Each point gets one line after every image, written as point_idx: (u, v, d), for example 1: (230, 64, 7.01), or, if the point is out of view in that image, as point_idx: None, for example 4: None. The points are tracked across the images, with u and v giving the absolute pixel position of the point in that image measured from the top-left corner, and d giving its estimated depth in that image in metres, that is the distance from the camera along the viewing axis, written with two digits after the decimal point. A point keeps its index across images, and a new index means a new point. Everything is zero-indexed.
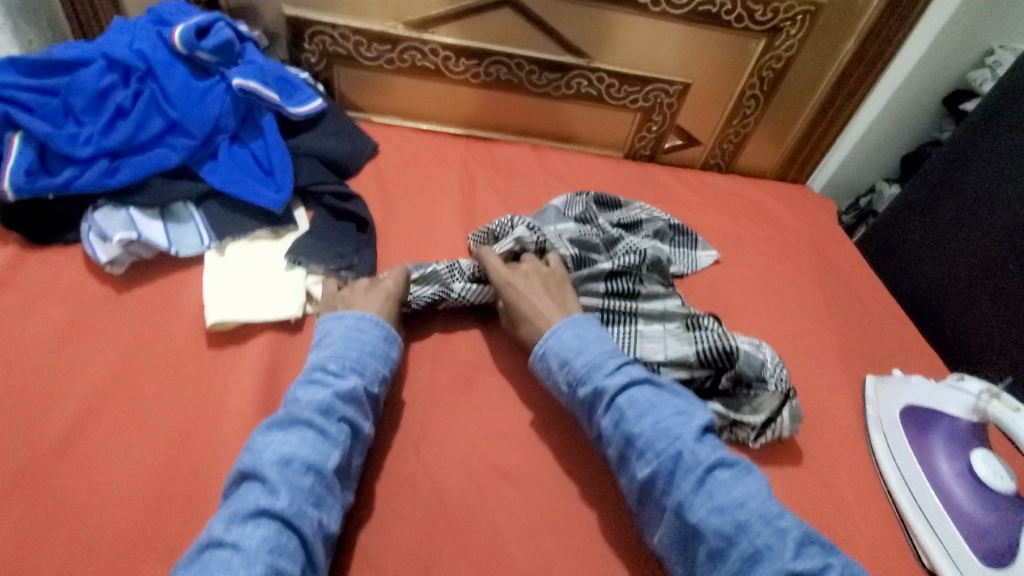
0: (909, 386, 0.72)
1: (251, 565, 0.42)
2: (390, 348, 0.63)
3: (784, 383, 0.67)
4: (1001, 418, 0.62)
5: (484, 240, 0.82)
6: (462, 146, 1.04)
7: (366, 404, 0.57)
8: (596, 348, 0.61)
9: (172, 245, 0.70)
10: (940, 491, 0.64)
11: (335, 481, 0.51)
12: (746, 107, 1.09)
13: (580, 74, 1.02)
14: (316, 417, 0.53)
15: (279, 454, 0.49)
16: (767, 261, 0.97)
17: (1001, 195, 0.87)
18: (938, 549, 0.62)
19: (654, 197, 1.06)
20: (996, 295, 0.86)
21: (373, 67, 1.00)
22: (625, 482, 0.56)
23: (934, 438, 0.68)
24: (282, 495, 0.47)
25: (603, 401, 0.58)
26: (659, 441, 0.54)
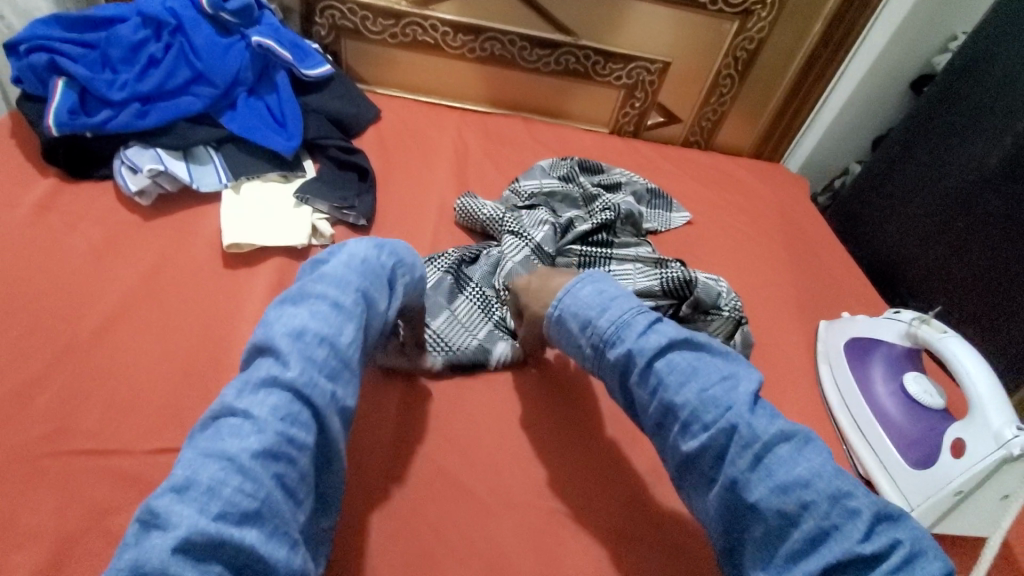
0: (853, 323, 0.78)
1: (263, 432, 0.38)
2: (405, 240, 0.60)
3: (737, 311, 0.75)
4: (930, 339, 0.68)
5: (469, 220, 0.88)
6: (458, 116, 1.13)
7: (378, 283, 0.53)
8: (621, 306, 0.57)
9: (193, 180, 0.78)
10: (875, 409, 0.70)
11: (350, 355, 0.47)
12: (723, 86, 1.18)
13: (568, 51, 1.11)
14: (329, 291, 0.48)
15: (290, 325, 0.45)
16: (737, 224, 1.05)
17: (952, 163, 0.95)
18: (872, 459, 0.68)
19: (635, 167, 1.14)
20: (945, 253, 0.96)
21: (377, 40, 1.10)
22: (665, 447, 0.53)
23: (873, 365, 0.74)
24: (294, 364, 0.42)
25: (639, 362, 0.53)
26: (709, 411, 0.49)
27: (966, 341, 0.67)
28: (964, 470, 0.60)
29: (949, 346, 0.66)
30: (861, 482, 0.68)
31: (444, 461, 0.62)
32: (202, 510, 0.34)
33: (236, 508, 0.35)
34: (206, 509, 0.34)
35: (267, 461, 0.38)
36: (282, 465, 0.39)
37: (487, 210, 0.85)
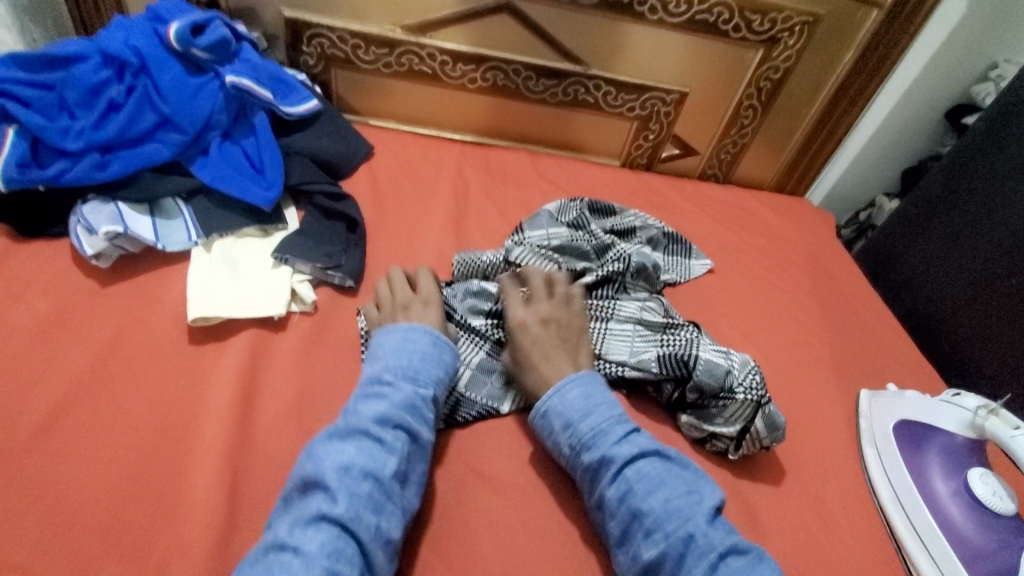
0: (903, 401, 0.69)
1: (311, 568, 0.43)
2: (443, 352, 0.62)
3: (754, 391, 0.64)
4: (1000, 435, 0.58)
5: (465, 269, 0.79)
6: (457, 150, 1.04)
7: (423, 411, 0.56)
8: (603, 413, 0.58)
9: (159, 240, 0.70)
10: (933, 508, 0.60)
11: (394, 486, 0.50)
12: (744, 117, 1.09)
13: (577, 81, 1.03)
14: (373, 425, 0.53)
15: (338, 461, 0.49)
16: (761, 273, 0.96)
17: (1003, 208, 0.86)
18: (933, 571, 0.58)
19: (649, 206, 1.05)
20: (994, 308, 0.84)
21: (370, 70, 1.01)
22: (624, 561, 0.53)
23: (930, 454, 0.64)
24: (341, 501, 0.47)
25: (610, 470, 0.55)
26: (670, 522, 0.51)
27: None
28: None
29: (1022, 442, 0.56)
30: None
31: None
32: None
33: None
34: None
35: None
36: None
37: (487, 257, 0.79)
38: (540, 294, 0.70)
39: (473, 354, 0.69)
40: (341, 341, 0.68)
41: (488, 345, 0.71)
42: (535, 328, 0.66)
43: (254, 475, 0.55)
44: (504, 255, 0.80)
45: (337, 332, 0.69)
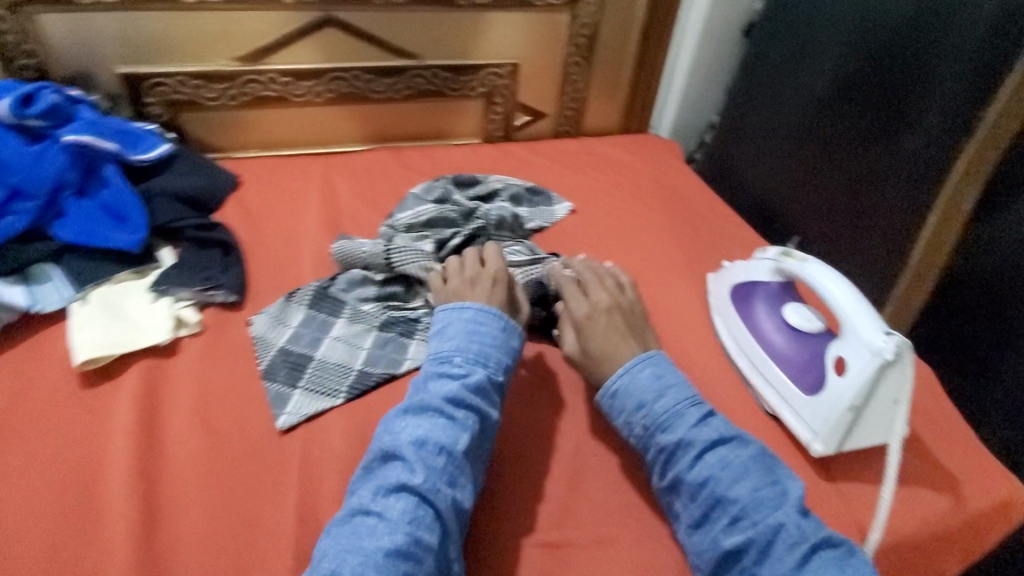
0: (732, 269, 0.82)
1: (394, 532, 0.51)
2: (510, 339, 0.67)
3: (603, 291, 0.76)
4: (795, 269, 0.71)
5: (343, 254, 0.82)
6: (323, 161, 1.10)
7: (490, 395, 0.63)
8: (676, 395, 0.64)
9: (33, 302, 0.72)
10: (763, 344, 0.73)
11: (465, 462, 0.58)
12: (574, 73, 1.21)
13: (416, 74, 1.11)
14: (446, 405, 0.60)
15: (413, 436, 0.58)
16: (617, 203, 1.08)
17: (790, 92, 1.01)
18: (773, 394, 0.71)
19: (510, 170, 1.15)
20: (805, 177, 0.99)
21: (219, 106, 1.06)
22: (701, 541, 0.57)
23: (759, 304, 0.76)
24: (418, 473, 0.55)
25: (690, 452, 0.60)
26: (757, 511, 0.56)
27: (825, 264, 0.69)
28: (850, 387, 0.63)
29: (809, 269, 0.69)
30: (771, 419, 0.71)
31: None
32: None
33: None
34: None
35: (399, 560, 0.50)
36: (411, 562, 0.50)
37: (367, 249, 0.82)
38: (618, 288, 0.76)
39: (366, 335, 0.75)
40: (234, 349, 0.73)
41: (380, 324, 0.77)
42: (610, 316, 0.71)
43: (173, 479, 0.60)
44: (382, 245, 0.82)
45: (230, 342, 0.74)
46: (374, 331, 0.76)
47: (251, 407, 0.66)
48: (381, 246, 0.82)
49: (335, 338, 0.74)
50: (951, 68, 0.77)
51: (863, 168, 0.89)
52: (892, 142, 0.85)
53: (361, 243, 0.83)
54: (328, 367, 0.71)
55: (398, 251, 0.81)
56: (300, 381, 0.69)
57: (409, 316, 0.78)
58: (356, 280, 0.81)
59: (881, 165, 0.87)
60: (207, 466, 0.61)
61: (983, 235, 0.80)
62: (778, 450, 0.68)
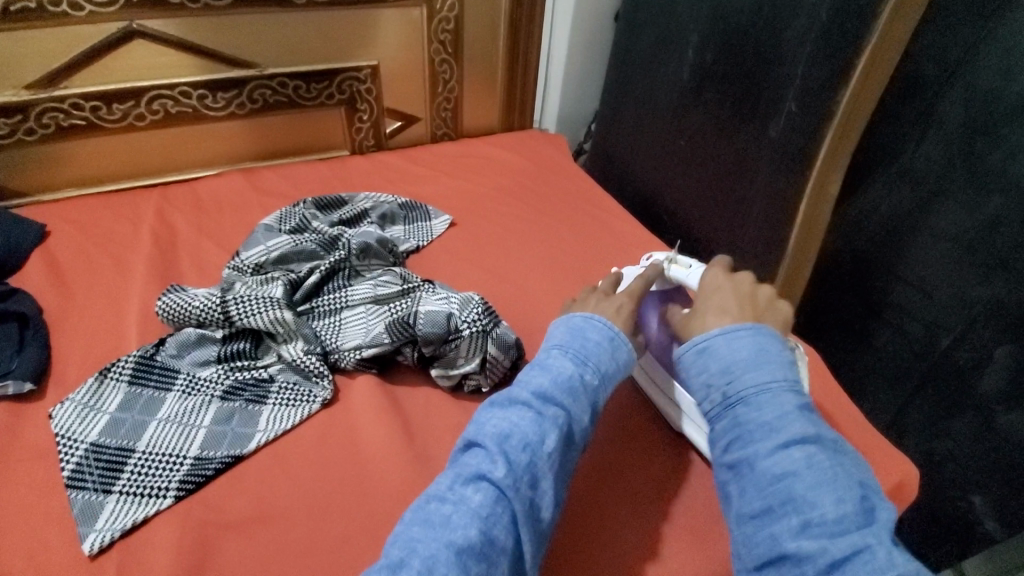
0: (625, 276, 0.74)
1: (466, 527, 0.45)
2: (616, 350, 0.59)
3: (478, 322, 0.67)
4: (682, 276, 0.67)
5: (171, 311, 0.70)
6: (157, 194, 0.95)
7: (583, 397, 0.55)
8: (773, 372, 0.51)
9: None
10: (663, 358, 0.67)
11: (552, 466, 0.50)
12: (443, 71, 1.11)
13: (259, 85, 0.97)
14: (534, 398, 0.54)
15: (498, 429, 0.52)
16: (501, 209, 1.01)
17: (659, 79, 0.98)
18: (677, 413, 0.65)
19: (383, 184, 1.05)
20: (684, 166, 0.96)
21: (13, 143, 0.88)
22: (754, 535, 0.46)
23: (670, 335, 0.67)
24: (500, 466, 0.49)
25: (775, 437, 0.48)
26: (845, 524, 0.43)
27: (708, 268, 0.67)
28: None
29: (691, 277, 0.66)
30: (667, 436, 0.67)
31: None
32: None
33: None
34: None
35: (467, 558, 0.44)
36: (483, 566, 0.44)
37: (198, 303, 0.69)
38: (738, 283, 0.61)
39: (205, 410, 0.63)
40: (29, 452, 0.59)
41: (221, 392, 0.65)
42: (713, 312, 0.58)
43: None
44: (217, 295, 0.70)
45: (25, 443, 0.60)
46: (214, 404, 0.64)
47: (52, 527, 0.54)
48: (214, 299, 0.70)
49: (164, 419, 0.62)
50: (801, 49, 0.74)
51: (731, 154, 0.87)
52: (753, 126, 0.83)
53: (194, 295, 0.71)
54: (154, 460, 0.58)
55: (236, 303, 0.69)
56: (116, 484, 0.56)
57: (258, 378, 0.67)
58: (189, 341, 0.69)
59: (746, 150, 0.85)
60: None
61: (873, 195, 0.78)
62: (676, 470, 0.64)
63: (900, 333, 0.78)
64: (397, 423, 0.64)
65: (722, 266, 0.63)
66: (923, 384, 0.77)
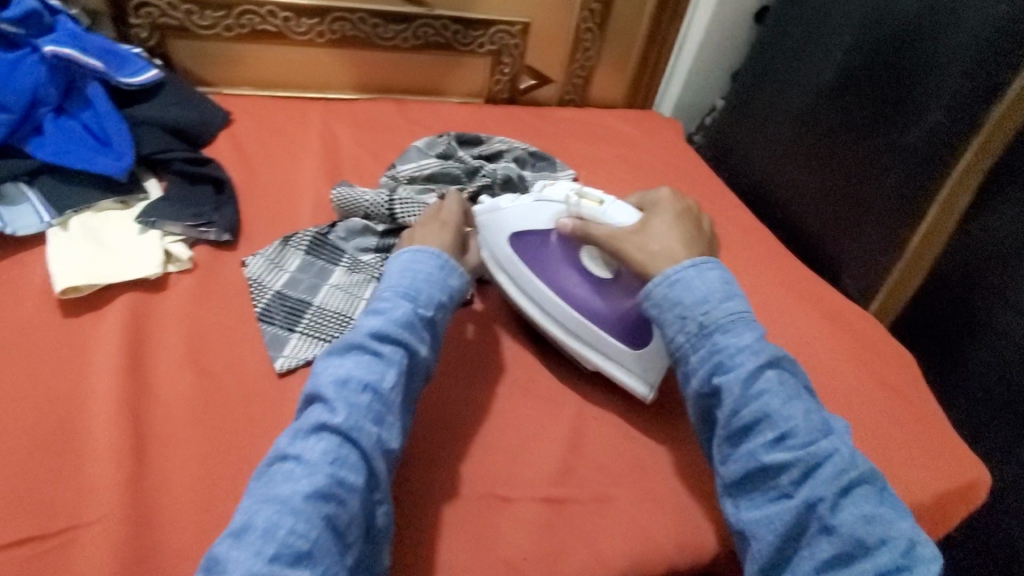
0: (505, 215, 0.69)
1: (313, 475, 0.46)
2: (449, 277, 0.62)
3: None
4: (593, 212, 0.66)
5: (343, 202, 0.79)
6: (321, 107, 1.05)
7: (420, 330, 0.58)
8: (739, 305, 0.58)
9: (6, 225, 0.67)
10: (567, 301, 0.68)
11: (392, 399, 0.53)
12: (585, 40, 1.18)
13: (424, 23, 1.06)
14: (370, 340, 0.55)
15: (336, 376, 0.53)
16: (619, 175, 1.08)
17: (795, 78, 1.01)
18: (594, 353, 0.68)
19: (514, 133, 1.13)
20: (805, 164, 0.99)
21: (212, 36, 0.99)
22: (735, 452, 0.54)
23: (542, 252, 0.70)
24: (339, 411, 0.50)
25: (750, 365, 0.54)
26: (808, 434, 0.53)
27: (619, 202, 0.67)
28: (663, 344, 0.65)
29: (611, 212, 0.66)
30: None
31: None
32: (258, 552, 0.42)
33: (289, 548, 0.43)
34: (262, 547, 0.43)
35: (317, 502, 0.45)
36: (332, 505, 0.46)
37: (368, 198, 0.79)
38: (677, 210, 0.68)
39: (366, 285, 0.73)
40: (228, 290, 0.70)
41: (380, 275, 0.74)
42: (663, 238, 0.64)
43: (158, 416, 0.57)
44: (385, 194, 0.79)
45: (223, 282, 0.71)
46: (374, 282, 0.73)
47: (247, 350, 0.64)
48: (382, 198, 0.79)
49: (334, 286, 0.72)
50: (953, 62, 0.78)
51: (859, 156, 0.90)
52: (888, 131, 0.86)
53: (363, 189, 0.80)
54: (327, 314, 0.68)
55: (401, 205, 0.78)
56: (298, 325, 0.67)
57: None
58: (354, 228, 0.78)
59: (877, 153, 0.88)
60: (198, 405, 0.59)
61: (979, 221, 0.83)
62: None
63: (994, 353, 0.83)
64: (524, 333, 0.73)
65: (670, 190, 0.69)
66: (1009, 406, 0.83)
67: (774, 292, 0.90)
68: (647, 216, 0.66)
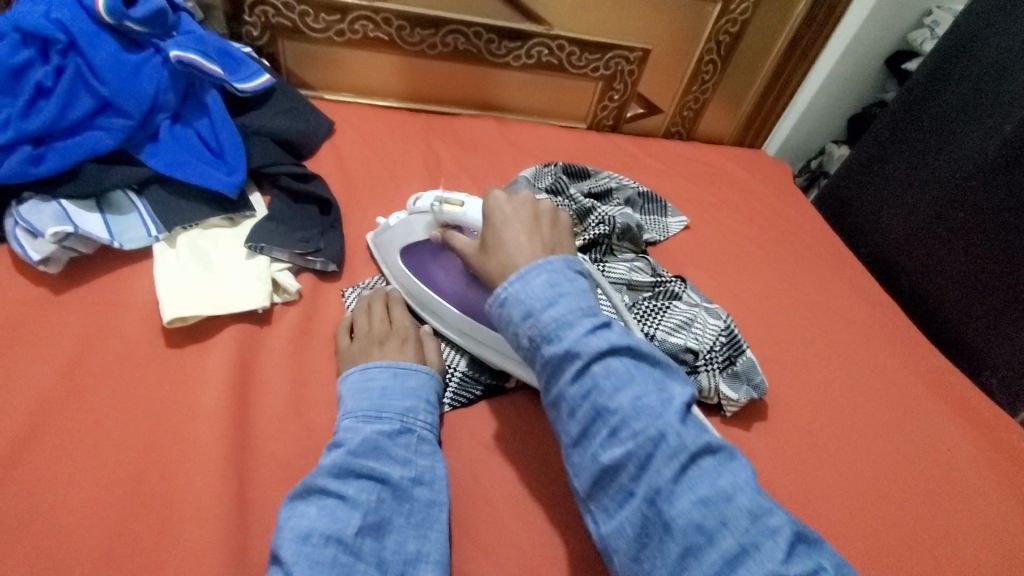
0: (390, 231, 0.69)
1: None
2: (405, 380, 0.57)
3: (730, 348, 0.68)
4: (455, 216, 0.62)
5: None
6: (422, 121, 1.00)
7: (386, 453, 0.51)
8: (570, 302, 0.46)
9: (114, 238, 0.63)
10: (451, 301, 0.67)
11: (363, 544, 0.45)
12: (704, 72, 1.10)
13: (540, 42, 0.99)
14: (331, 480, 0.48)
15: (296, 529, 0.45)
16: (731, 223, 1.00)
17: (949, 142, 0.90)
18: (490, 353, 0.65)
19: (619, 165, 1.05)
20: (944, 240, 0.89)
21: (322, 39, 0.94)
22: (578, 459, 0.45)
23: (431, 262, 0.69)
24: (298, 574, 0.42)
25: (576, 365, 0.45)
26: (638, 421, 0.43)
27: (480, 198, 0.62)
28: None
29: (470, 211, 0.61)
30: (896, 508, 0.67)
31: (470, 562, 0.53)
32: None
33: None
34: None
35: None
36: None
37: None
38: (516, 210, 0.57)
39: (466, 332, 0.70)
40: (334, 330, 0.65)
41: None
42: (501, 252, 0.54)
43: (262, 475, 0.53)
44: None
45: (328, 320, 0.66)
46: None
47: None
48: None
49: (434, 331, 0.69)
50: None
51: (1004, 241, 0.81)
52: None
53: None
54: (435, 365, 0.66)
55: None
56: None
57: None
58: None
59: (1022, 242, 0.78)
60: (301, 465, 0.54)
61: None
62: (899, 542, 0.64)
63: None
64: None
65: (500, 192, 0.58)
66: None
67: (910, 382, 0.80)
68: (483, 224, 0.57)
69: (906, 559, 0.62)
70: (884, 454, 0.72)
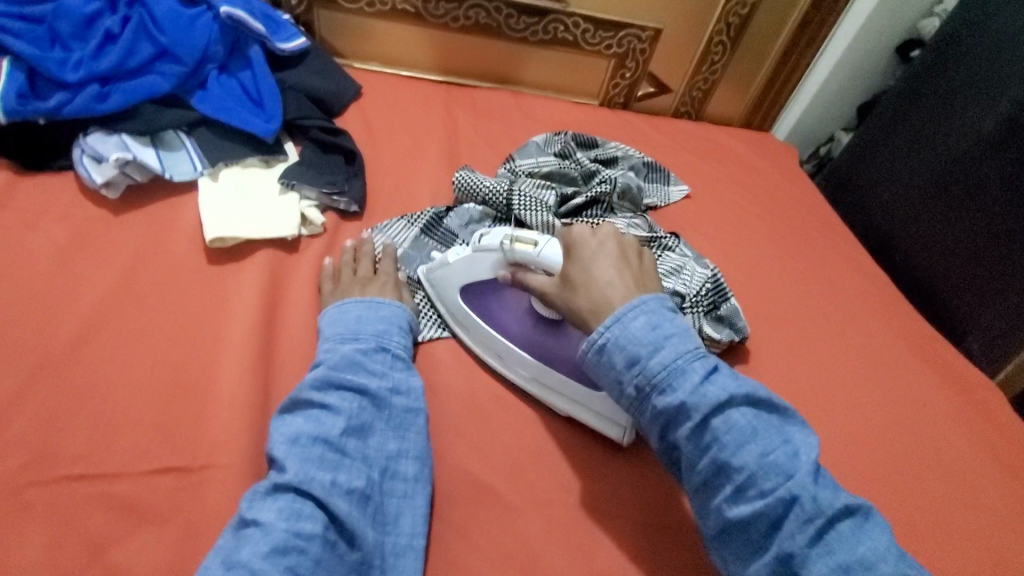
0: (453, 269, 0.67)
1: (271, 534, 0.43)
2: (377, 309, 0.63)
3: (715, 295, 0.74)
4: (530, 255, 0.60)
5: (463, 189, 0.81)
6: (443, 90, 1.07)
7: (364, 368, 0.56)
8: (677, 347, 0.50)
9: (166, 169, 0.72)
10: (522, 346, 0.66)
11: (347, 442, 0.51)
12: (714, 53, 1.15)
13: (556, 19, 1.05)
14: (314, 393, 0.53)
15: (286, 433, 0.50)
16: (732, 195, 1.05)
17: (949, 126, 0.93)
18: (565, 400, 0.64)
19: (628, 139, 1.11)
20: (940, 218, 0.93)
21: (354, 10, 1.02)
22: (705, 509, 0.48)
23: (494, 303, 0.69)
24: (290, 466, 0.48)
25: (693, 418, 0.47)
26: (766, 477, 0.46)
27: (553, 236, 0.61)
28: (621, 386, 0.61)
29: (547, 251, 0.59)
30: (863, 450, 0.72)
31: (464, 459, 0.59)
32: None
33: None
34: None
35: (278, 558, 0.42)
36: (292, 558, 0.43)
37: (489, 184, 0.80)
38: (602, 243, 0.58)
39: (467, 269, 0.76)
40: None
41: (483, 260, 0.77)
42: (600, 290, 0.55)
43: (286, 372, 0.61)
44: (505, 184, 0.80)
45: None
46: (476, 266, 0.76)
47: None
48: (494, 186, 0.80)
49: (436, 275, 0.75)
50: None
51: (999, 221, 0.84)
52: None
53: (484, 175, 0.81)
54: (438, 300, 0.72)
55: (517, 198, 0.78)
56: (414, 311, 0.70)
57: None
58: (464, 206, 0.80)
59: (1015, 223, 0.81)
60: None
61: None
62: (864, 477, 0.69)
63: None
64: None
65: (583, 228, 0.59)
66: None
67: (891, 344, 0.85)
68: (567, 259, 0.58)
69: (867, 494, 0.68)
70: (858, 404, 0.76)
